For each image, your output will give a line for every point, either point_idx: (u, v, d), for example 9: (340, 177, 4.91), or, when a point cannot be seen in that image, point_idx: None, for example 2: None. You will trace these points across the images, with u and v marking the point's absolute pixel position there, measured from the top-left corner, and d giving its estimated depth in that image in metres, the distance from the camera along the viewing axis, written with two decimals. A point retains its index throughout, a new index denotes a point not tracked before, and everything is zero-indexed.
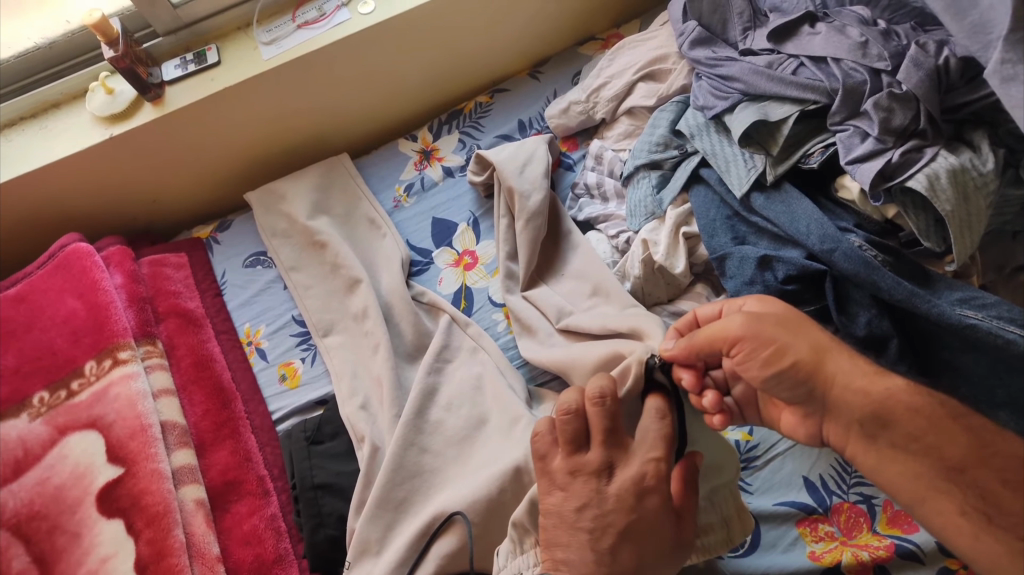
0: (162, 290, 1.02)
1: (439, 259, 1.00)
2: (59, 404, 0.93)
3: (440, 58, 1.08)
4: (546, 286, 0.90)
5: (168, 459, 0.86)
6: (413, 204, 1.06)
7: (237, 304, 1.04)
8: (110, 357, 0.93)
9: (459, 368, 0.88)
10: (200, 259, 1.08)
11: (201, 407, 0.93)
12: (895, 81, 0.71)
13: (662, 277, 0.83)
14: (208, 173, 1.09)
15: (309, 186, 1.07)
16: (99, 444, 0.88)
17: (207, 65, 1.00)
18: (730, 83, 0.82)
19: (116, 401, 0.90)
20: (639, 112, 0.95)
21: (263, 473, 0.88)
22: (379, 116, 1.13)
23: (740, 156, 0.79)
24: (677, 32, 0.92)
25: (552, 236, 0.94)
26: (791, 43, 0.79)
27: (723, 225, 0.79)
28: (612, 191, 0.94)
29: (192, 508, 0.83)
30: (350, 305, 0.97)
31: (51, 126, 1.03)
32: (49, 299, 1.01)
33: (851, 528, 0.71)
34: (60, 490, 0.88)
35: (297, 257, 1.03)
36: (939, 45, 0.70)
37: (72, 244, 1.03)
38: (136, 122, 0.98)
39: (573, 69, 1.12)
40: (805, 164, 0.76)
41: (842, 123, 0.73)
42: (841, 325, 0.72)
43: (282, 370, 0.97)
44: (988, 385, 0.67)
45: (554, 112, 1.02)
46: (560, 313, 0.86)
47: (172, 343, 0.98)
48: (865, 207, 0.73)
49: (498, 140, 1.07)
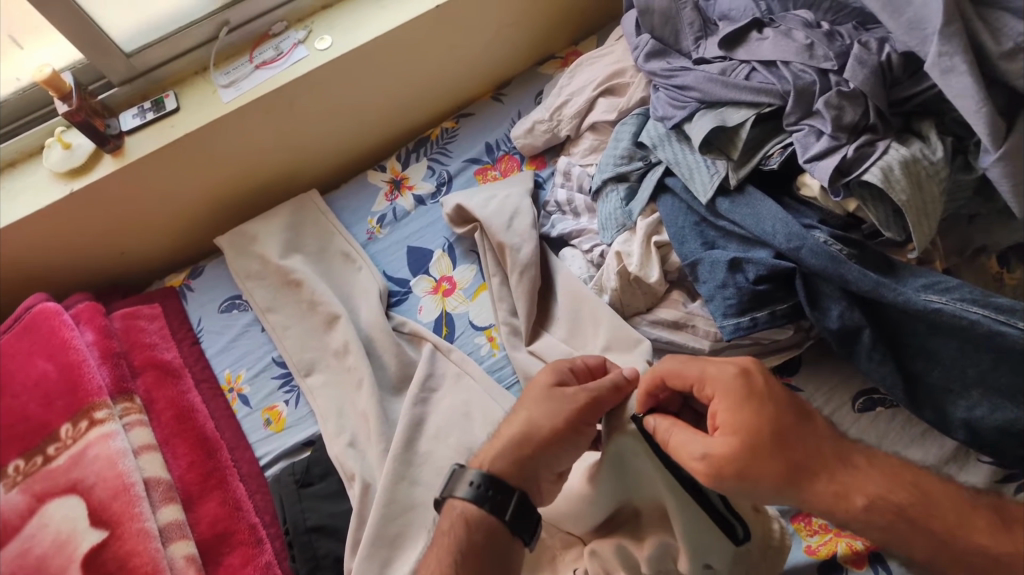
0: (136, 343, 1.00)
1: (416, 287, 1.00)
2: (35, 471, 0.90)
3: (402, 87, 1.09)
4: (548, 335, 0.88)
5: (154, 517, 0.84)
6: (387, 233, 1.06)
7: (215, 350, 1.02)
8: (86, 418, 0.91)
9: (446, 397, 0.87)
10: (173, 308, 1.06)
11: (185, 460, 0.91)
12: (842, 80, 0.73)
13: (639, 288, 0.84)
14: (173, 221, 1.08)
15: (279, 225, 1.06)
16: (81, 508, 0.86)
17: (165, 112, 1.00)
18: (687, 92, 0.84)
19: (94, 463, 0.87)
20: (601, 127, 0.97)
21: (254, 521, 0.86)
22: (344, 150, 1.13)
23: (702, 164, 0.81)
24: (632, 46, 0.94)
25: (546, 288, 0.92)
26: (741, 50, 0.81)
27: (692, 231, 0.81)
28: (583, 207, 0.95)
29: (183, 565, 0.81)
30: (329, 342, 0.96)
31: (9, 185, 1.01)
32: (19, 363, 0.98)
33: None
34: (42, 559, 0.85)
35: (272, 297, 1.02)
36: (880, 43, 0.73)
37: (39, 304, 1.01)
38: (95, 176, 0.97)
39: (534, 89, 1.13)
40: (766, 166, 0.78)
41: (798, 123, 0.75)
42: (815, 319, 0.74)
43: (266, 414, 0.96)
44: (959, 366, 0.68)
45: (519, 132, 1.04)
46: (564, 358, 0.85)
47: (150, 397, 0.96)
48: (827, 203, 0.75)
49: (466, 164, 1.08)
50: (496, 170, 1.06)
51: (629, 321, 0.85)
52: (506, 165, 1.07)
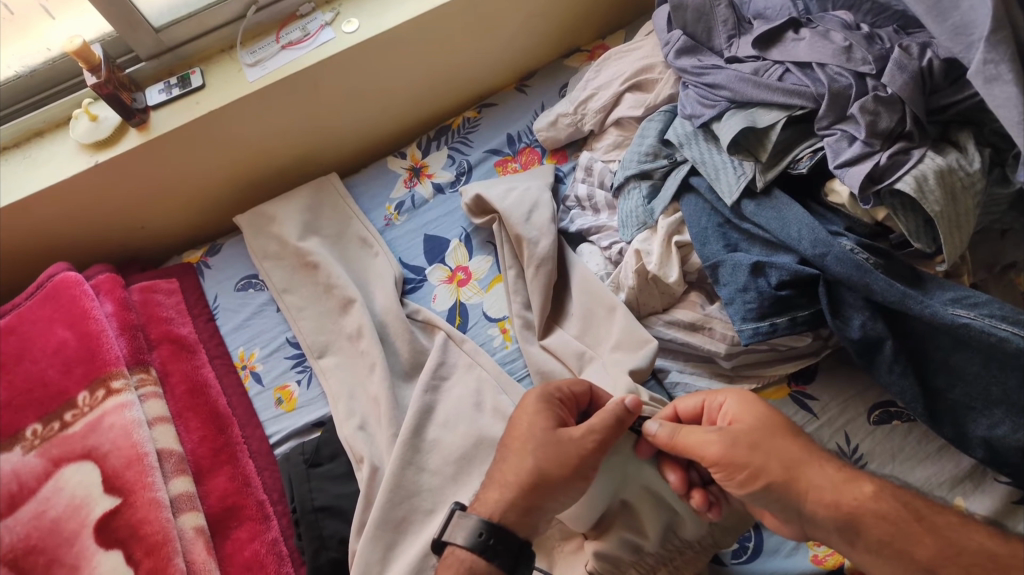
0: (154, 317, 1.01)
1: (432, 275, 1.00)
2: (52, 436, 0.92)
3: (427, 74, 1.08)
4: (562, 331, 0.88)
5: (165, 487, 0.85)
6: (404, 221, 1.06)
7: (230, 327, 1.03)
8: (103, 387, 0.92)
9: (456, 386, 0.87)
10: (191, 283, 1.07)
11: (197, 434, 0.92)
12: (880, 85, 0.71)
13: (656, 287, 0.83)
14: (195, 197, 1.09)
15: (300, 206, 1.06)
16: (95, 475, 0.87)
17: (192, 89, 1.00)
18: (717, 90, 0.82)
19: (110, 431, 0.89)
20: (626, 123, 0.96)
21: (262, 497, 0.87)
22: (367, 134, 1.13)
23: (729, 164, 0.80)
24: (663, 42, 0.92)
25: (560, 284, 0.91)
26: (775, 50, 0.80)
27: (715, 233, 0.79)
28: (604, 203, 0.94)
29: (192, 536, 0.82)
30: (344, 325, 0.96)
31: (36, 154, 1.02)
32: (40, 330, 1.00)
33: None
34: (56, 522, 0.86)
35: (289, 278, 1.02)
36: (922, 48, 0.71)
37: (62, 273, 1.02)
38: (121, 149, 0.98)
39: (559, 81, 1.12)
40: (795, 169, 0.76)
41: (830, 127, 0.73)
42: (836, 328, 0.72)
43: (278, 393, 0.96)
44: (983, 383, 0.67)
45: (542, 125, 1.02)
46: (581, 359, 0.84)
47: (165, 370, 0.97)
48: (855, 210, 0.73)
49: (487, 154, 1.08)
50: (516, 162, 1.06)
51: (644, 321, 0.85)
52: (526, 158, 1.06)
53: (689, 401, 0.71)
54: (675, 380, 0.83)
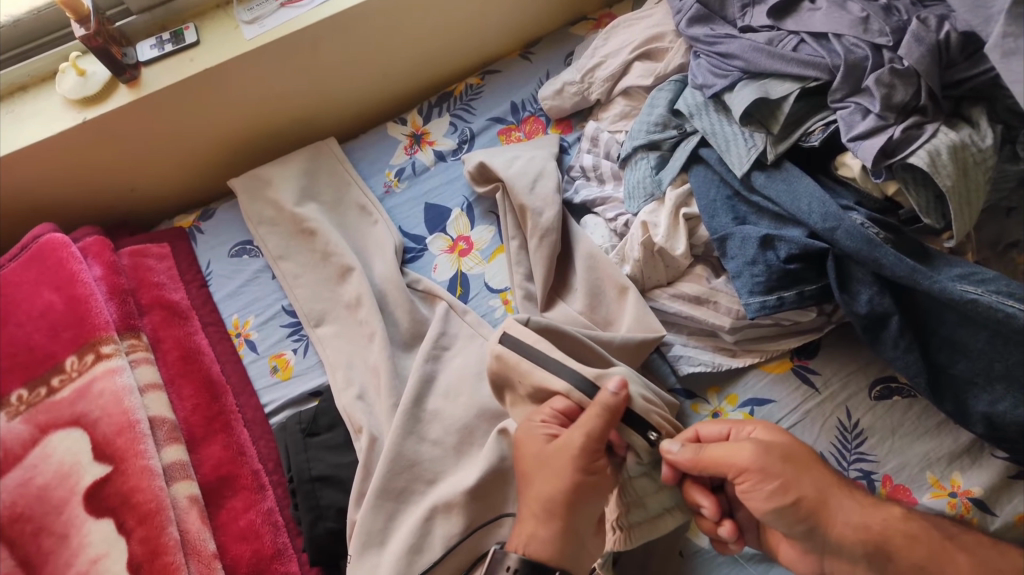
0: (144, 282, 0.99)
1: (432, 245, 0.98)
2: (39, 402, 0.89)
3: (429, 38, 1.05)
4: (564, 304, 0.87)
5: (158, 455, 0.83)
6: (403, 189, 1.04)
7: (223, 295, 1.01)
8: (92, 351, 0.90)
9: (459, 355, 0.86)
10: (182, 250, 1.05)
11: (190, 402, 0.90)
12: (897, 57, 0.70)
13: (661, 260, 0.82)
14: (187, 161, 1.06)
15: (295, 171, 1.04)
16: (84, 442, 0.85)
17: (185, 45, 0.96)
18: (730, 61, 0.81)
19: (100, 397, 0.87)
20: (635, 93, 0.94)
21: (257, 467, 0.85)
22: (366, 99, 1.10)
23: (740, 136, 0.79)
24: (675, 10, 0.90)
25: (563, 255, 0.90)
26: (791, 20, 0.79)
27: (724, 206, 0.79)
28: (609, 174, 0.92)
29: (186, 505, 0.81)
30: (342, 294, 0.95)
31: (20, 109, 0.98)
32: (25, 294, 0.96)
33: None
34: (44, 489, 0.84)
35: (284, 246, 1.00)
36: (941, 20, 0.70)
37: (47, 235, 0.99)
38: (110, 106, 0.94)
39: (564, 49, 1.10)
40: (806, 142, 0.75)
41: (844, 100, 0.72)
42: (843, 303, 0.72)
43: (274, 361, 0.95)
44: (987, 359, 0.67)
45: (547, 94, 1.01)
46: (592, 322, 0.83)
47: (157, 336, 0.94)
48: (866, 184, 0.73)
49: (489, 123, 1.06)
50: (519, 131, 1.04)
51: (649, 294, 0.84)
52: (530, 128, 1.04)
53: (713, 428, 0.70)
54: (678, 353, 0.83)
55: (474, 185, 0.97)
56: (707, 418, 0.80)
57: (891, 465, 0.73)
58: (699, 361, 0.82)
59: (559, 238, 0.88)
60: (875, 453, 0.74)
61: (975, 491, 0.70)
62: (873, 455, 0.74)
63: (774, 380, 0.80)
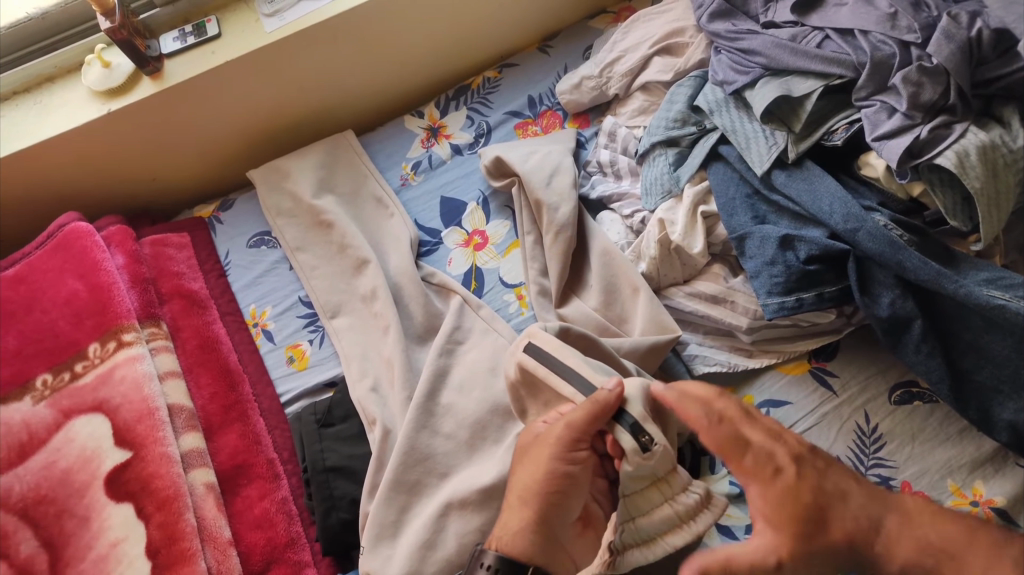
0: (164, 271, 1.00)
1: (448, 239, 0.98)
2: (63, 387, 0.91)
3: (448, 30, 1.05)
4: (578, 301, 0.86)
5: (176, 443, 0.85)
6: (420, 182, 1.04)
7: (241, 285, 1.02)
8: (113, 339, 0.91)
9: (472, 350, 0.86)
10: (202, 239, 1.06)
11: (208, 390, 0.91)
12: (925, 55, 0.68)
13: (678, 258, 0.81)
14: (208, 151, 1.07)
15: (314, 163, 1.04)
16: (105, 428, 0.87)
17: (207, 38, 0.97)
18: (752, 57, 0.79)
19: (121, 384, 0.88)
20: (654, 88, 0.93)
21: (273, 456, 0.87)
22: (384, 92, 1.10)
23: (760, 133, 0.77)
24: (697, 4, 0.89)
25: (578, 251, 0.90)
26: (815, 16, 0.77)
27: (743, 204, 0.77)
28: (627, 169, 0.91)
29: (202, 492, 0.83)
30: (358, 286, 0.95)
31: (48, 99, 1.00)
32: (51, 281, 0.98)
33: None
34: (67, 473, 0.86)
35: (302, 237, 1.01)
36: (972, 17, 0.67)
37: (71, 223, 1.01)
38: (133, 97, 0.95)
39: (584, 43, 1.09)
40: (829, 141, 0.74)
41: (868, 98, 0.71)
42: (863, 305, 0.71)
43: (290, 352, 0.96)
44: (1012, 368, 0.65)
45: (565, 88, 0.99)
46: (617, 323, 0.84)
47: (176, 325, 0.96)
48: (890, 185, 0.71)
49: (507, 117, 1.05)
50: (537, 126, 1.03)
51: (665, 292, 0.83)
52: (547, 122, 1.03)
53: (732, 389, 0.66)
54: (694, 352, 0.82)
55: (490, 180, 0.96)
56: None
57: (911, 471, 0.72)
58: (714, 361, 0.81)
59: (575, 235, 0.87)
60: (894, 458, 0.73)
61: (998, 501, 0.68)
62: (893, 461, 0.73)
63: (791, 381, 0.79)
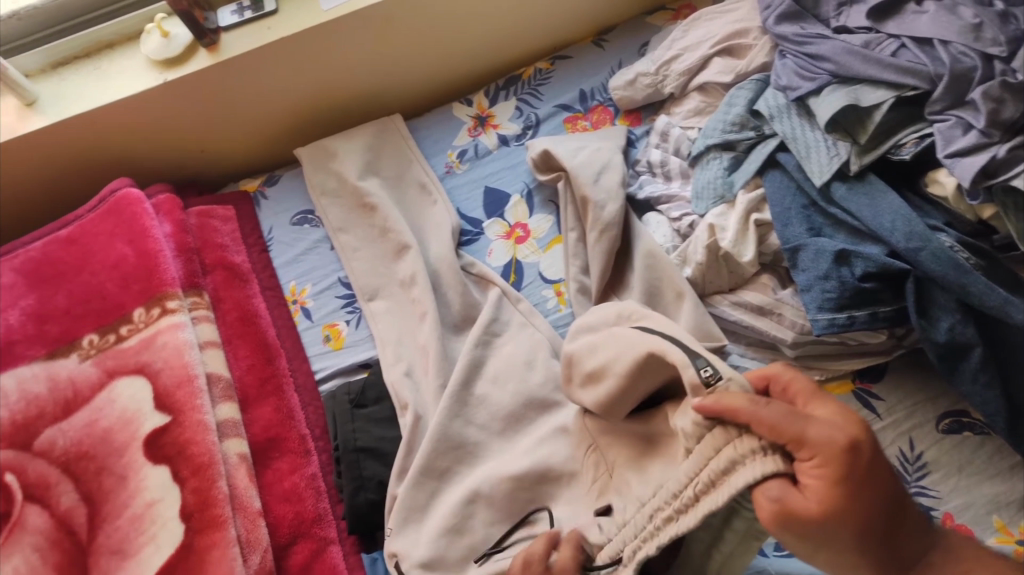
0: (210, 242, 1.02)
1: (490, 229, 0.97)
2: (108, 348, 0.94)
3: (504, 18, 1.04)
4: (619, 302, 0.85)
5: (212, 411, 0.87)
6: (465, 170, 1.03)
7: (283, 261, 1.03)
8: (158, 305, 0.93)
9: (507, 343, 0.86)
10: (248, 212, 1.07)
11: (245, 362, 0.93)
12: (1009, 70, 0.65)
13: (725, 265, 0.79)
14: (255, 126, 1.07)
15: (361, 145, 1.04)
16: (146, 391, 0.89)
17: (264, 13, 0.97)
18: (820, 63, 0.76)
19: (163, 349, 0.90)
20: (711, 89, 0.91)
21: (304, 432, 0.88)
22: (435, 78, 1.10)
23: (822, 143, 0.75)
24: (764, 5, 0.86)
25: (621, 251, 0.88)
26: (892, 23, 0.73)
27: (798, 215, 0.75)
28: (677, 171, 0.89)
29: (235, 462, 0.84)
30: (397, 271, 0.95)
31: (106, 65, 1.02)
32: (103, 246, 1.00)
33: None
34: (107, 433, 0.88)
35: (345, 217, 1.01)
36: None
37: (124, 189, 1.03)
38: (190, 68, 0.97)
39: (641, 38, 1.06)
40: (896, 155, 0.71)
41: (943, 113, 0.68)
42: (920, 330, 0.68)
43: (326, 330, 0.96)
44: None
45: (619, 83, 0.97)
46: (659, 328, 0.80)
47: (218, 296, 0.98)
48: (958, 205, 0.68)
49: (557, 109, 1.03)
50: (587, 121, 1.01)
51: (709, 299, 0.81)
52: (598, 117, 1.01)
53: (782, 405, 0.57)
54: (734, 363, 0.80)
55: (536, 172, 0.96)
56: None
57: (953, 503, 0.69)
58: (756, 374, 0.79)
59: (620, 234, 0.86)
60: (937, 488, 0.70)
61: None
62: (935, 490, 0.70)
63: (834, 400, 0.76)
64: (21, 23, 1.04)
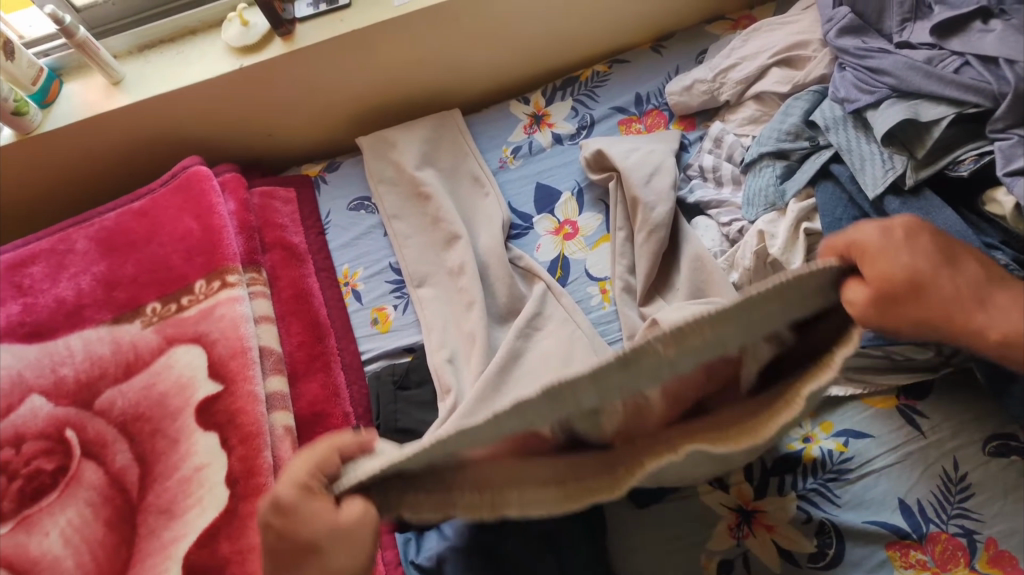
0: (270, 222, 1.06)
1: (539, 225, 1.00)
2: (169, 316, 0.99)
3: (566, 21, 1.06)
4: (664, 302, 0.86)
5: (263, 383, 0.91)
6: (519, 166, 1.06)
7: (339, 244, 1.07)
8: (218, 278, 0.98)
9: (549, 337, 0.88)
10: (307, 196, 1.12)
11: (297, 338, 0.97)
12: None
13: (773, 272, 0.80)
14: (319, 114, 1.12)
15: (419, 137, 1.08)
16: (202, 360, 0.93)
17: (337, 7, 1.02)
18: (880, 76, 0.77)
19: (220, 320, 0.95)
20: (768, 98, 0.91)
21: (348, 410, 0.91)
22: (494, 77, 1.13)
23: (877, 156, 0.75)
24: (825, 18, 0.87)
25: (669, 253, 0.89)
26: (957, 40, 0.73)
27: (851, 226, 0.75)
28: (729, 177, 0.90)
29: (281, 434, 0.88)
30: (446, 260, 0.98)
31: (188, 50, 1.07)
32: (171, 220, 1.06)
33: (946, 559, 0.68)
34: (163, 396, 0.93)
35: (399, 206, 1.04)
36: None
37: (194, 166, 1.08)
38: (266, 56, 1.01)
39: (699, 46, 1.08)
40: (954, 171, 0.71)
41: (1004, 131, 0.68)
42: None
43: (375, 313, 1.00)
44: None
45: (675, 89, 0.99)
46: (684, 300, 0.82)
47: (275, 274, 1.03)
48: (1017, 224, 0.67)
49: (612, 112, 1.05)
50: (641, 124, 1.03)
51: None
52: (652, 122, 1.03)
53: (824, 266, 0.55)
54: None
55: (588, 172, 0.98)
56: (796, 443, 0.77)
57: (996, 529, 0.68)
58: None
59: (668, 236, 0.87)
60: (981, 512, 0.69)
61: None
62: (978, 514, 0.69)
63: (875, 414, 0.77)
64: (114, 6, 1.09)
